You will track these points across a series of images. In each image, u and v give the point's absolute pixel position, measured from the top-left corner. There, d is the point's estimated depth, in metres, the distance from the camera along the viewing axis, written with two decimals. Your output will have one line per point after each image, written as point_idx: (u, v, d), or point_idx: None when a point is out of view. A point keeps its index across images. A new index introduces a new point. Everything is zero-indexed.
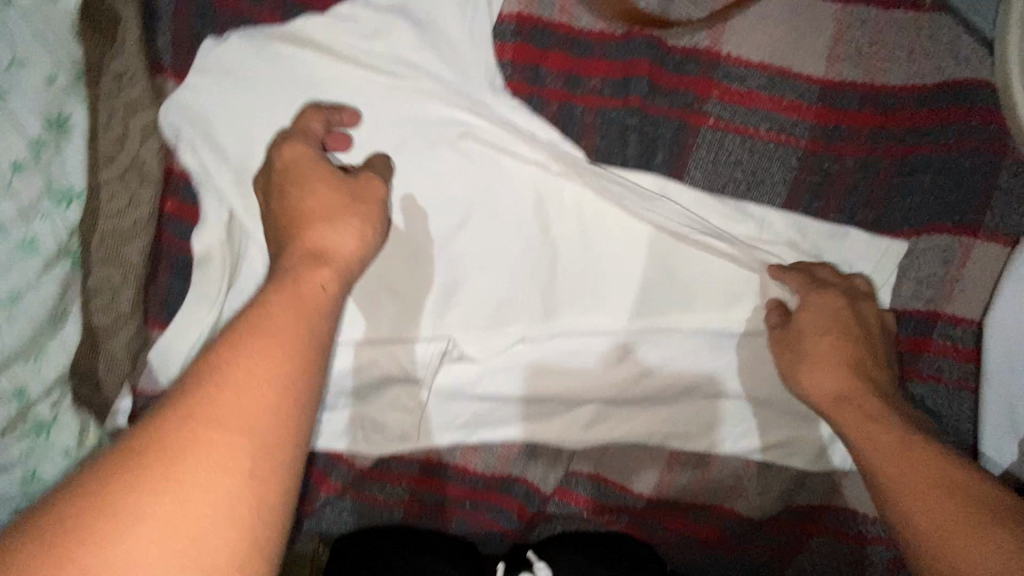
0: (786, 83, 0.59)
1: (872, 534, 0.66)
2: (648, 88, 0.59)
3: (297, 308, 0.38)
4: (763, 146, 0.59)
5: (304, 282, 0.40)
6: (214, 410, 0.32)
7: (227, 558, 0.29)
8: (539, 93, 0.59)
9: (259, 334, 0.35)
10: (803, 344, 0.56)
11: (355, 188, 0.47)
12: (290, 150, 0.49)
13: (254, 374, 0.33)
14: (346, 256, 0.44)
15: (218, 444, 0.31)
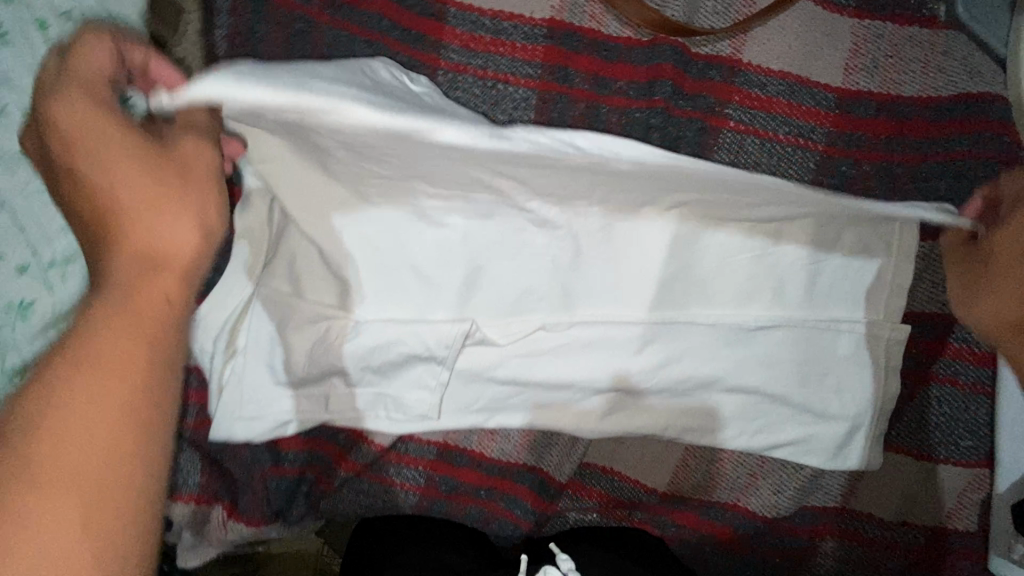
0: (805, 91, 0.61)
1: (888, 539, 0.67)
2: (672, 91, 0.61)
3: (134, 328, 0.35)
4: (782, 149, 0.62)
5: (143, 289, 0.36)
6: (46, 443, 0.30)
7: None
8: (567, 93, 0.61)
9: (85, 364, 0.33)
10: (992, 283, 0.53)
11: (171, 160, 0.39)
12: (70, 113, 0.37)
13: (82, 417, 0.31)
14: (181, 254, 0.38)
15: (58, 478, 0.30)
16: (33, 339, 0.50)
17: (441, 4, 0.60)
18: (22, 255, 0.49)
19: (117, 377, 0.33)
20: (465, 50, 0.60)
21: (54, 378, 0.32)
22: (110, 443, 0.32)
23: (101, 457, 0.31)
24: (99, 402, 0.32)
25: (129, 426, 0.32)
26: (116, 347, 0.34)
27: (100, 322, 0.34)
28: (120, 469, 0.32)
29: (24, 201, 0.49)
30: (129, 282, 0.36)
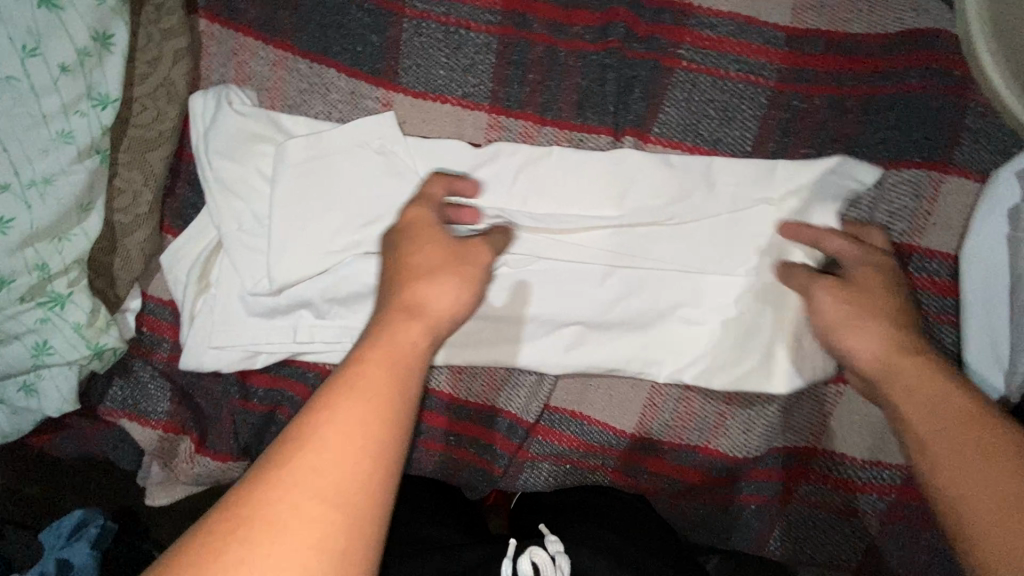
0: (754, 30, 0.64)
1: (864, 482, 0.66)
2: (625, 33, 0.64)
3: (391, 361, 0.41)
4: (734, 85, 0.64)
5: (395, 336, 0.43)
6: (358, 387, 0.39)
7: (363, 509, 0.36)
8: (526, 38, 0.64)
9: (353, 397, 0.39)
10: (854, 314, 0.53)
11: (462, 250, 0.50)
12: (413, 211, 0.53)
13: (372, 385, 0.40)
14: (436, 318, 0.46)
15: (335, 456, 0.36)
16: (11, 253, 0.52)
17: None
18: (4, 174, 0.52)
19: (379, 374, 0.40)
20: None
21: (344, 386, 0.39)
22: (391, 380, 0.40)
23: (364, 442, 0.37)
24: (358, 426, 0.37)
25: (381, 438, 0.38)
26: (380, 370, 0.41)
27: (368, 354, 0.41)
28: (393, 426, 0.39)
29: (8, 123, 0.52)
30: (389, 332, 0.43)
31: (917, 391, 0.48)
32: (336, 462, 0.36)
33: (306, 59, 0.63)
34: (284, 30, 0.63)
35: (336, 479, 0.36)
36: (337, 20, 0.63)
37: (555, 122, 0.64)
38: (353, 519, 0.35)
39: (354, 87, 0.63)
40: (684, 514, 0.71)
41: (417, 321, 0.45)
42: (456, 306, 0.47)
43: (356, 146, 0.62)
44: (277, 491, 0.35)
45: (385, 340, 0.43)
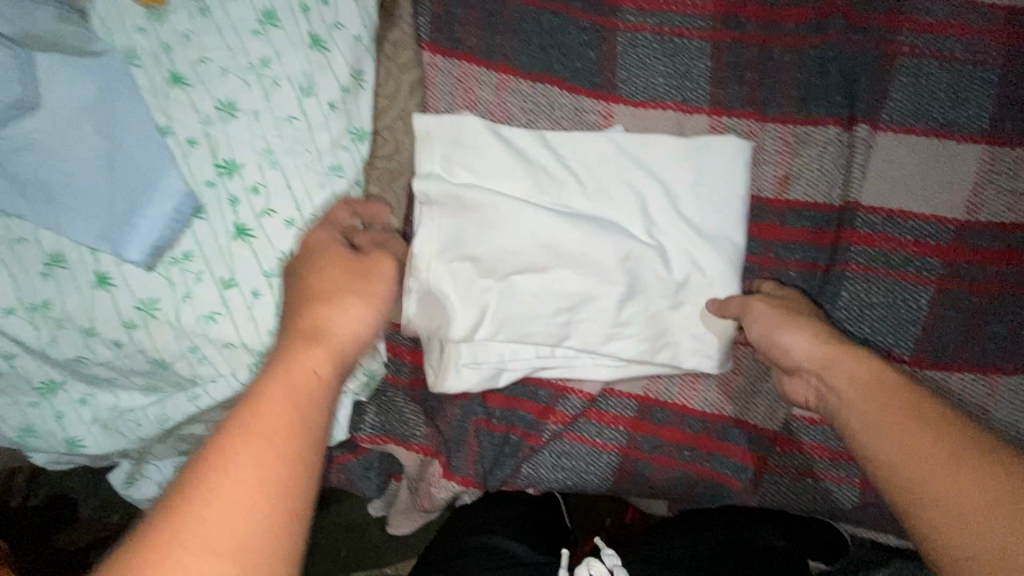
0: (971, 11, 0.63)
1: None
2: (844, 26, 0.63)
3: (289, 394, 0.39)
4: (959, 67, 0.62)
5: (297, 364, 0.41)
6: (243, 426, 0.36)
7: (263, 544, 0.33)
8: (740, 40, 0.64)
9: (250, 433, 0.36)
10: (786, 315, 0.55)
11: (364, 267, 0.48)
12: (320, 235, 0.51)
13: (268, 419, 0.37)
14: (342, 339, 0.44)
15: (228, 502, 0.33)
16: None
17: None
18: (288, 210, 0.53)
19: (275, 407, 0.38)
20: (641, 10, 0.65)
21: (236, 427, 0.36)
22: (290, 412, 0.38)
23: (265, 480, 0.35)
24: (256, 464, 0.35)
25: (287, 473, 0.35)
26: (277, 406, 0.38)
27: (266, 383, 0.39)
28: (303, 463, 0.36)
29: (293, 161, 0.54)
30: (287, 365, 0.41)
31: (871, 390, 0.47)
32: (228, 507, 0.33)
33: (528, 80, 0.65)
34: (505, 54, 0.64)
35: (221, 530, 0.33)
36: (556, 39, 0.64)
37: (778, 120, 0.64)
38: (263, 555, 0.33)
39: (576, 103, 0.65)
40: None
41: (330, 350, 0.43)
42: (375, 329, 0.47)
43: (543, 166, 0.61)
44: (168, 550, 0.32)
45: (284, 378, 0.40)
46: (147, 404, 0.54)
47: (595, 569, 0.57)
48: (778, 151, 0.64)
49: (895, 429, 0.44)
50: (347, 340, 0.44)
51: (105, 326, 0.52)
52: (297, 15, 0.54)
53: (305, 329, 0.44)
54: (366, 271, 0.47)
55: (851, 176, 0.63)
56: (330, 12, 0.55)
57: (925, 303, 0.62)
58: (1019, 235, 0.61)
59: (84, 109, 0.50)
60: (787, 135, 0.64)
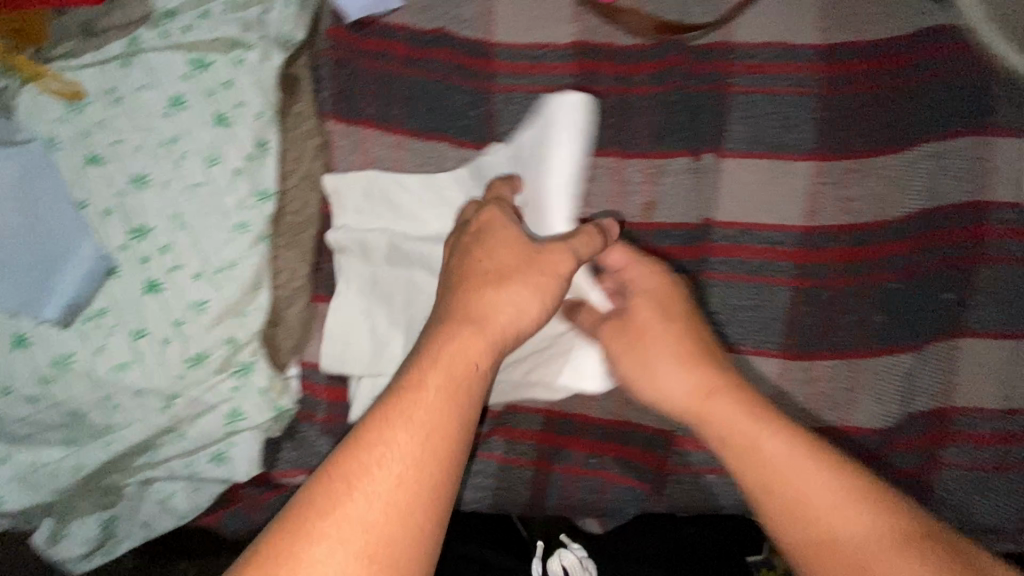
0: (790, 52, 0.74)
1: (999, 432, 0.68)
2: (684, 75, 0.74)
3: (448, 385, 0.48)
4: (784, 99, 0.73)
5: (460, 356, 0.49)
6: (396, 417, 0.45)
7: (414, 522, 0.43)
8: (600, 91, 0.75)
9: (402, 427, 0.45)
10: (643, 357, 0.59)
11: (545, 257, 0.54)
12: (490, 213, 0.58)
13: (422, 413, 0.46)
14: (501, 331, 0.52)
15: (392, 487, 0.43)
16: (207, 331, 0.59)
17: (490, 47, 0.76)
18: (197, 265, 0.60)
19: (432, 403, 0.46)
20: (513, 74, 0.76)
21: (384, 421, 0.45)
22: (445, 402, 0.47)
23: (420, 466, 0.44)
24: (415, 453, 0.44)
25: (433, 466, 0.44)
26: (437, 400, 0.47)
27: (429, 378, 0.48)
28: (449, 452, 0.46)
29: (202, 221, 0.61)
30: (445, 355, 0.49)
31: (751, 448, 0.53)
32: (383, 499, 0.43)
33: (420, 138, 0.74)
34: (398, 118, 0.74)
35: (374, 520, 0.42)
36: (442, 103, 0.74)
37: (637, 155, 0.74)
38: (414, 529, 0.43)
39: (463, 154, 0.73)
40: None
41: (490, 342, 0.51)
42: (529, 321, 0.53)
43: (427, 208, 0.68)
44: (309, 540, 0.41)
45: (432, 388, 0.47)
46: (63, 456, 0.57)
47: (567, 560, 0.68)
48: (643, 181, 0.73)
49: (785, 484, 0.51)
50: (507, 333, 0.52)
51: (23, 383, 0.56)
52: (203, 97, 0.63)
53: (473, 316, 0.52)
54: (532, 261, 0.54)
55: (706, 196, 0.72)
56: (233, 93, 0.64)
57: (783, 301, 0.70)
58: (853, 234, 0.70)
59: (8, 190, 0.57)
60: (648, 167, 0.73)
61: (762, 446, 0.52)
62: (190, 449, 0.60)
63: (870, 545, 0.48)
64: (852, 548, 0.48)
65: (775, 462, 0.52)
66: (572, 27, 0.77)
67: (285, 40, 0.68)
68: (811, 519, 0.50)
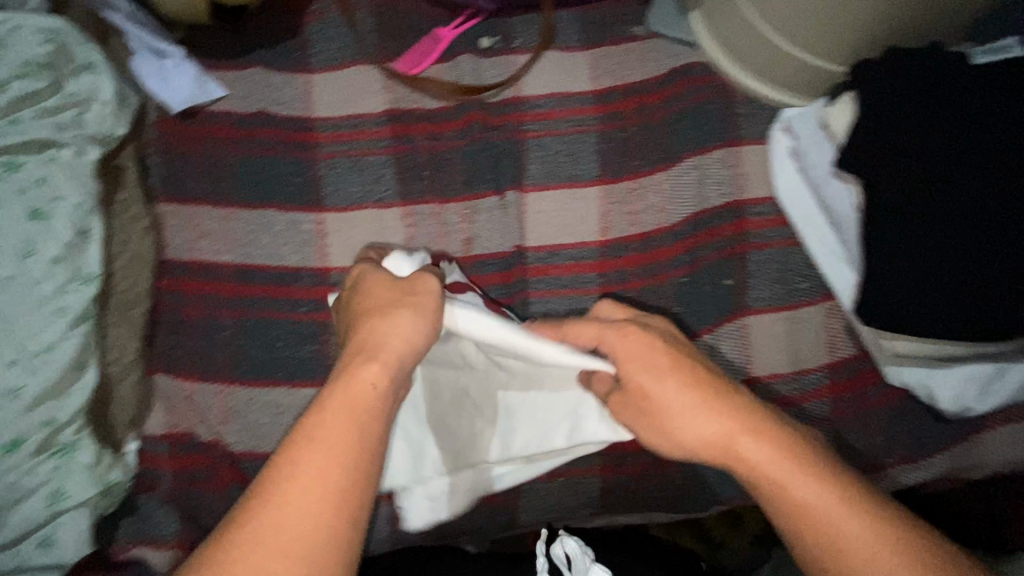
0: (570, 99, 0.87)
1: (797, 393, 0.77)
2: (483, 127, 0.85)
3: (350, 404, 0.53)
4: (570, 137, 0.85)
5: (359, 380, 0.55)
6: (303, 442, 0.51)
7: (333, 523, 0.48)
8: (413, 148, 0.84)
9: (310, 444, 0.51)
10: (669, 417, 0.59)
11: (410, 284, 0.61)
12: (364, 266, 0.67)
13: (328, 433, 0.51)
14: (393, 351, 0.57)
15: (302, 499, 0.49)
16: (23, 416, 0.60)
17: (310, 121, 0.85)
18: (11, 353, 0.61)
19: (337, 424, 0.52)
20: (334, 142, 0.84)
21: (293, 441, 0.51)
22: (348, 418, 0.52)
23: (329, 476, 0.50)
24: (320, 470, 0.50)
25: (342, 475, 0.50)
26: (340, 419, 0.52)
27: (329, 401, 0.53)
28: (356, 461, 0.51)
29: (16, 311, 0.62)
30: (349, 378, 0.55)
31: (784, 484, 0.55)
32: (298, 507, 0.48)
33: (248, 208, 0.79)
34: (227, 193, 0.80)
35: (292, 531, 0.47)
36: (267, 175, 0.81)
37: (455, 200, 0.82)
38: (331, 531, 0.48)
39: (291, 217, 0.79)
40: (670, 494, 0.77)
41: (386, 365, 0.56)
42: (422, 338, 0.59)
43: (260, 270, 0.77)
44: (229, 552, 0.47)
45: (335, 412, 0.52)
46: None
47: (569, 547, 0.62)
48: (460, 221, 0.81)
49: (817, 518, 0.53)
50: (404, 354, 0.57)
51: None
52: (15, 195, 0.65)
53: (366, 346, 0.57)
54: (406, 289, 0.61)
55: (517, 227, 0.81)
56: (49, 189, 0.67)
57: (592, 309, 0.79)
58: (640, 242, 0.81)
59: None
60: (463, 209, 0.81)
61: (794, 488, 0.54)
62: (12, 539, 0.59)
63: (876, 553, 0.52)
64: (863, 562, 0.52)
65: (804, 501, 0.54)
66: (384, 97, 0.86)
67: (103, 137, 0.73)
68: (836, 545, 0.53)
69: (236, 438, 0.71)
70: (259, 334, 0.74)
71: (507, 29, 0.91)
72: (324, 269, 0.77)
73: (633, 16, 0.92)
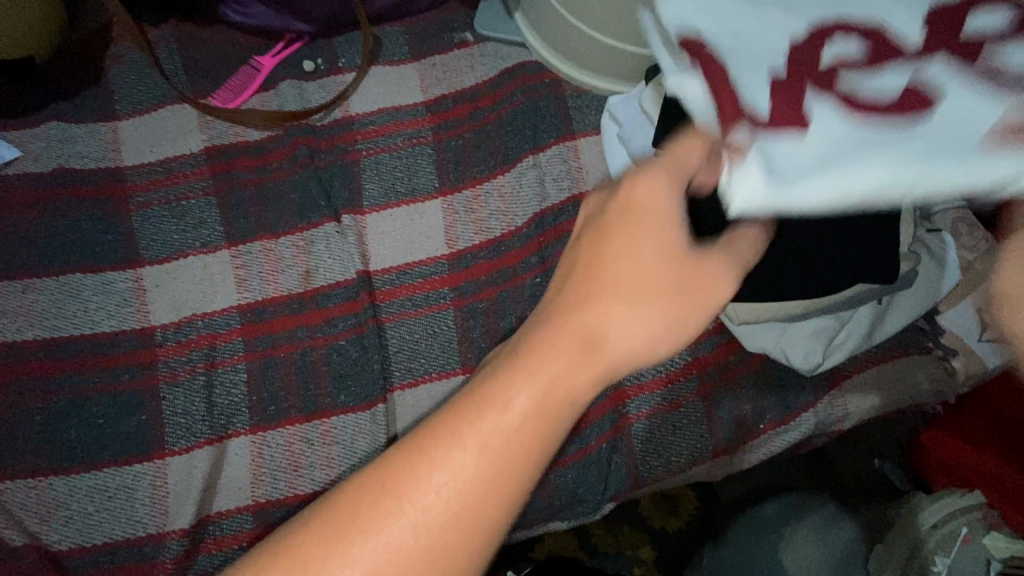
0: (401, 112, 0.84)
1: (664, 373, 0.75)
2: (311, 152, 0.81)
3: (550, 409, 0.41)
4: (405, 151, 0.82)
5: (562, 379, 0.42)
6: (547, 399, 0.41)
7: (465, 535, 0.39)
8: (238, 184, 0.79)
9: (534, 372, 0.41)
10: None
11: (694, 269, 0.46)
12: (643, 185, 0.46)
13: (557, 388, 0.41)
14: (617, 358, 0.44)
15: (507, 449, 0.40)
16: None
17: (119, 171, 0.78)
18: None
19: (540, 421, 0.41)
20: (147, 191, 0.77)
21: (519, 359, 0.42)
22: (564, 398, 0.42)
23: (521, 455, 0.40)
24: (508, 453, 0.40)
25: (514, 473, 0.40)
26: (575, 382, 0.42)
27: (521, 387, 0.41)
28: (543, 438, 0.41)
29: None
30: (543, 350, 0.42)
31: None
32: (445, 492, 0.39)
33: (52, 276, 0.72)
34: (26, 263, 0.72)
35: (438, 514, 0.39)
36: (73, 236, 0.74)
37: (288, 232, 0.77)
38: (461, 522, 0.39)
39: (103, 278, 0.73)
40: (557, 502, 0.74)
41: (688, 310, 0.46)
42: (654, 355, 0.45)
43: (72, 342, 0.70)
44: (394, 498, 0.39)
45: (574, 365, 0.42)
46: None
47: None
48: (294, 253, 0.76)
49: None
50: (620, 363, 0.44)
51: None
52: None
53: (586, 332, 0.43)
54: (684, 275, 0.45)
55: (360, 251, 0.77)
56: None
57: (449, 324, 0.76)
58: (489, 249, 0.78)
59: None
60: (298, 242, 0.77)
61: None
62: None
63: None
64: None
65: None
66: (201, 135, 0.81)
67: None
68: None
69: (57, 537, 0.64)
70: (75, 414, 0.67)
71: (331, 50, 0.88)
72: (145, 329, 0.71)
73: (459, 22, 0.91)
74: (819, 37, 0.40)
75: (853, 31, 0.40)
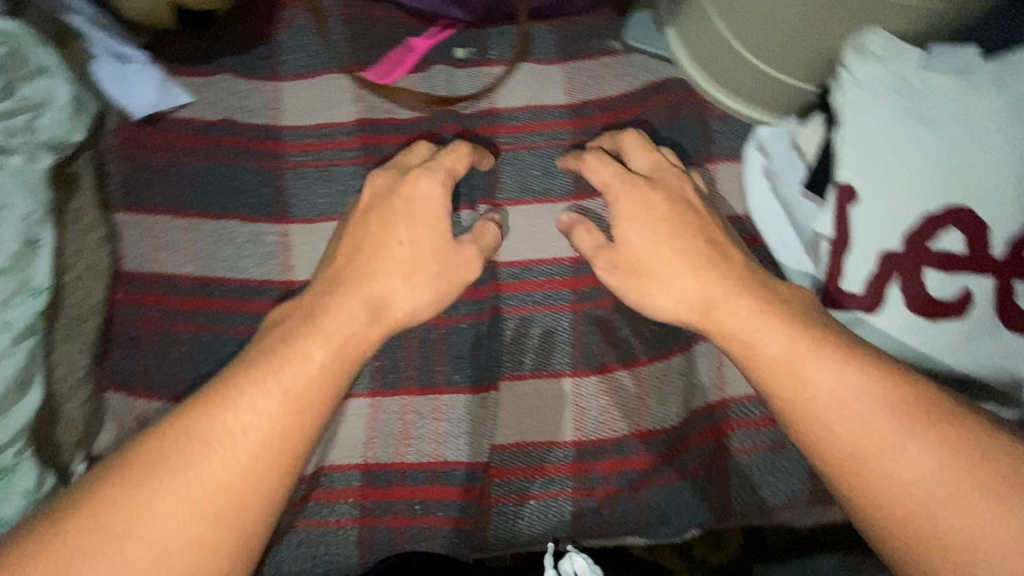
0: (544, 112, 0.86)
1: (771, 414, 0.76)
2: (456, 139, 0.83)
3: (335, 360, 0.58)
4: (544, 151, 0.84)
5: (339, 318, 0.60)
6: (335, 343, 0.58)
7: (265, 484, 0.52)
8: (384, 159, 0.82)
9: (314, 327, 0.59)
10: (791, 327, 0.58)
11: (454, 257, 0.67)
12: (427, 183, 0.68)
13: (339, 335, 0.59)
14: (398, 313, 0.64)
15: (279, 415, 0.53)
16: None
17: (277, 130, 0.82)
18: None
19: (320, 378, 0.56)
20: (301, 152, 0.81)
21: (299, 318, 0.60)
22: (341, 338, 0.59)
23: (303, 410, 0.54)
24: (293, 418, 0.54)
25: (295, 422, 0.54)
26: (346, 327, 0.60)
27: (307, 347, 0.57)
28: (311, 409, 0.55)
29: None
30: (324, 307, 0.61)
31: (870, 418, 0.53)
32: (243, 437, 0.52)
33: (210, 220, 0.77)
34: (187, 203, 0.78)
35: (234, 464, 0.51)
36: (231, 184, 0.79)
37: None
38: (266, 472, 0.52)
39: (255, 229, 0.77)
40: (646, 518, 0.75)
41: (451, 282, 0.66)
42: (412, 309, 0.64)
43: (219, 284, 0.75)
44: (184, 464, 0.50)
45: (342, 315, 0.60)
46: None
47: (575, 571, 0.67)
48: None
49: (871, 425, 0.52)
50: (395, 320, 0.64)
51: None
52: None
53: (371, 298, 0.62)
54: (441, 269, 0.66)
55: None
56: None
57: (566, 326, 0.77)
58: None
59: None
60: None
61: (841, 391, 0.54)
62: None
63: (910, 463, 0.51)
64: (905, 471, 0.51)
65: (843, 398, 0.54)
66: (356, 107, 0.84)
67: (57, 143, 0.70)
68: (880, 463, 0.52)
69: None
70: (219, 351, 0.73)
71: (484, 41, 0.90)
72: (288, 283, 0.76)
73: (611, 29, 0.91)
74: (937, 227, 0.65)
75: (950, 225, 0.65)
